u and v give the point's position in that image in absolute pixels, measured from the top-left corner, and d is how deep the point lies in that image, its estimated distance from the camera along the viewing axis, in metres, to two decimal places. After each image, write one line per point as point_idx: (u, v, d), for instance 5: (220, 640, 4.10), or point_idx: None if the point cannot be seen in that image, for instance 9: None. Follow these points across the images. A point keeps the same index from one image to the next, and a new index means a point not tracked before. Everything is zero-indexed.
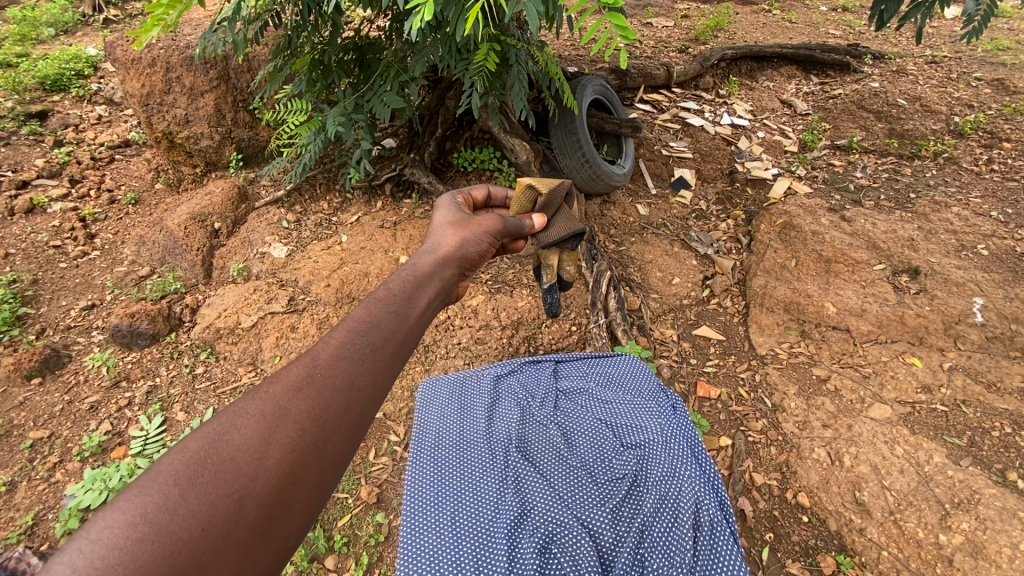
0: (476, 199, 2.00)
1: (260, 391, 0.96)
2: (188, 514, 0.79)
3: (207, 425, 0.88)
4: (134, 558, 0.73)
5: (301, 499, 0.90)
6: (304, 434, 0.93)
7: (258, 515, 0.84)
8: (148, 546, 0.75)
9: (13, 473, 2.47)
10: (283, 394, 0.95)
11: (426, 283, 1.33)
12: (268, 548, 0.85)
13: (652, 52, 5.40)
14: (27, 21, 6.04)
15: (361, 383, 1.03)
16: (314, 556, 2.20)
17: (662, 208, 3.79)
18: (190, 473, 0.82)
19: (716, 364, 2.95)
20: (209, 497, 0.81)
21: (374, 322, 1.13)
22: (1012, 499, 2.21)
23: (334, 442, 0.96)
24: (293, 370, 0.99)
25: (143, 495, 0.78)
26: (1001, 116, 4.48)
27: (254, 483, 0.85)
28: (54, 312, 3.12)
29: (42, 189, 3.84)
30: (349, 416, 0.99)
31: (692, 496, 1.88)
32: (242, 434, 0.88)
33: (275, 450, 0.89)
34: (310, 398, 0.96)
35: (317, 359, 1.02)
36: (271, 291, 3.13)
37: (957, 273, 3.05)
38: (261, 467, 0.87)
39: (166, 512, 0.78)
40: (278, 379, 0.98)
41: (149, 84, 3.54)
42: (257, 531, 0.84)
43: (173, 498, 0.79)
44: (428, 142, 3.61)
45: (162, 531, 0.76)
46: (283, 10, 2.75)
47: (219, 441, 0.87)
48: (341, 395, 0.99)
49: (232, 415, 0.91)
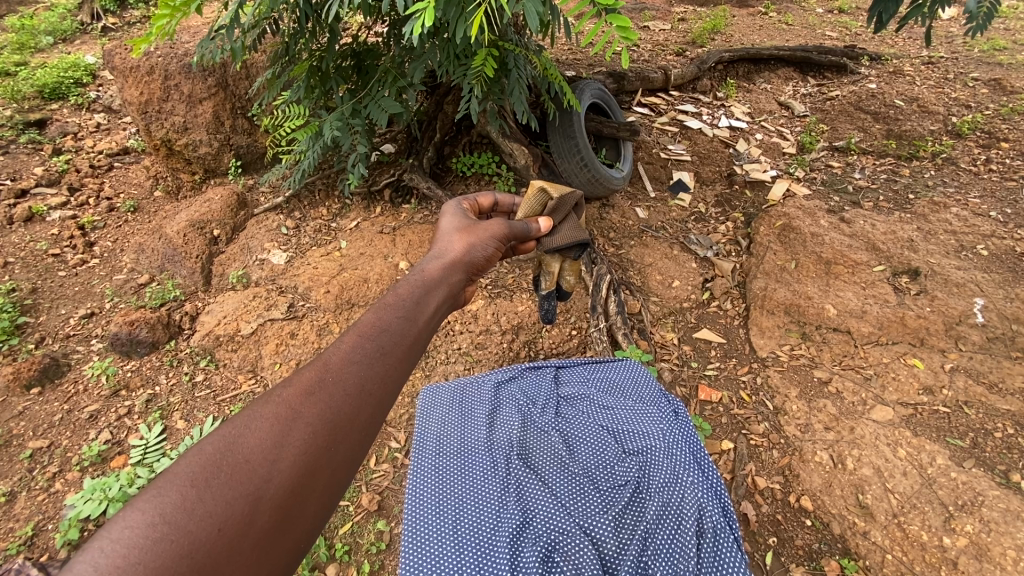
0: (481, 204, 1.99)
1: (274, 394, 0.95)
2: (205, 515, 0.78)
3: (222, 428, 0.88)
4: (154, 557, 0.72)
5: (315, 500, 0.89)
6: (316, 437, 0.92)
7: (272, 517, 0.83)
8: (166, 546, 0.74)
9: (13, 484, 2.46)
10: (297, 397, 0.94)
11: (434, 288, 1.32)
12: (280, 550, 0.84)
13: (649, 55, 5.41)
14: (26, 30, 6.05)
15: (372, 388, 1.02)
16: (315, 565, 2.19)
17: (661, 211, 3.79)
18: (206, 474, 0.82)
19: (717, 367, 2.94)
20: (225, 498, 0.80)
21: (383, 327, 1.12)
22: (1016, 501, 2.20)
23: (344, 445, 0.95)
24: (305, 374, 0.99)
25: (161, 496, 0.77)
26: (998, 116, 4.49)
27: (268, 485, 0.84)
28: (54, 321, 3.12)
29: (41, 198, 3.83)
30: (360, 419, 0.98)
31: (695, 502, 1.87)
32: (256, 437, 0.88)
33: (288, 452, 0.88)
34: (322, 401, 0.95)
35: (328, 362, 1.01)
36: (270, 298, 3.13)
37: (957, 274, 3.05)
38: (275, 469, 0.86)
39: (184, 513, 0.77)
40: (290, 382, 0.97)
41: (148, 91, 3.54)
42: (271, 533, 0.83)
43: (190, 499, 0.78)
44: (427, 148, 3.62)
45: (180, 531, 0.75)
46: (281, 17, 2.75)
47: (234, 443, 0.86)
48: (352, 399, 0.99)
49: (246, 418, 0.90)
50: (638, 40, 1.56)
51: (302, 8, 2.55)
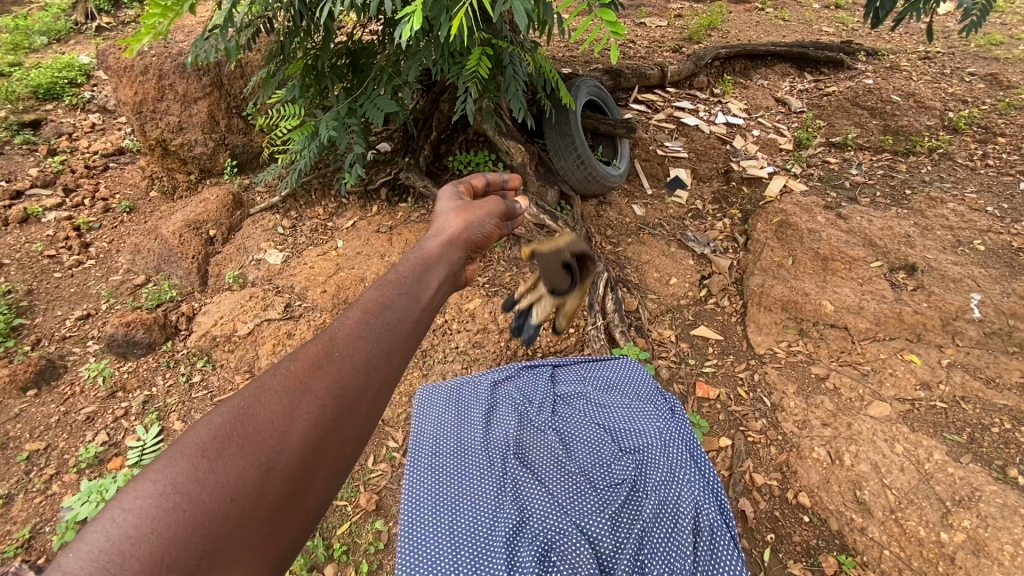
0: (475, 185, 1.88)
1: (281, 367, 0.92)
2: (217, 486, 0.77)
3: (231, 400, 0.86)
4: (167, 527, 0.72)
5: (326, 473, 0.86)
6: (325, 411, 0.88)
7: (283, 491, 0.81)
8: (179, 515, 0.73)
9: (9, 486, 2.45)
10: (304, 371, 0.90)
11: (439, 264, 1.28)
12: (291, 523, 0.82)
13: (645, 52, 5.39)
14: (20, 30, 6.02)
15: (381, 361, 0.97)
16: (313, 565, 2.19)
17: (658, 208, 3.79)
18: (217, 446, 0.80)
19: (715, 364, 2.94)
20: (236, 470, 0.79)
21: (390, 301, 1.07)
22: (1012, 496, 2.21)
23: (355, 419, 0.91)
24: (312, 347, 0.95)
25: (172, 467, 0.77)
26: (995, 111, 4.49)
27: (279, 457, 0.82)
28: (50, 322, 3.11)
29: (36, 199, 3.82)
30: (370, 393, 0.93)
31: (692, 500, 1.88)
32: (266, 410, 0.85)
33: (298, 425, 0.85)
34: (329, 375, 0.91)
35: (335, 337, 0.95)
36: (266, 298, 3.12)
37: (953, 270, 3.05)
38: (285, 442, 0.83)
39: (196, 484, 0.76)
40: (297, 355, 0.94)
41: (142, 91, 3.52)
42: (283, 506, 0.81)
43: (202, 469, 0.77)
44: (423, 146, 3.61)
45: (192, 502, 0.75)
46: (275, 17, 2.73)
47: (243, 415, 0.84)
48: (360, 373, 0.93)
49: (254, 390, 0.88)
50: (624, 38, 1.58)
51: (295, 7, 2.53)
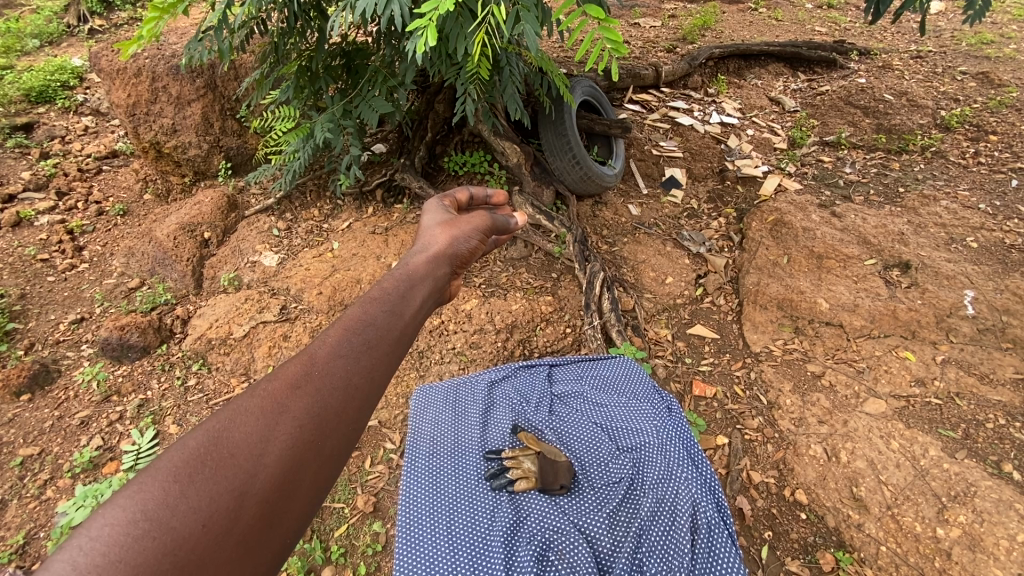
0: (460, 202, 1.88)
1: (260, 388, 0.92)
2: (189, 510, 0.76)
3: (208, 423, 0.86)
4: (134, 555, 0.71)
5: (300, 497, 0.86)
6: (303, 431, 0.89)
7: (258, 513, 0.80)
8: (148, 543, 0.72)
9: (3, 492, 2.44)
10: (282, 391, 0.91)
11: (420, 281, 1.29)
12: (264, 548, 0.81)
13: (640, 52, 5.41)
14: (12, 33, 5.98)
15: (359, 381, 0.99)
16: (311, 568, 2.18)
17: (654, 207, 3.79)
18: (191, 470, 0.80)
19: (711, 362, 2.95)
20: (210, 493, 0.78)
21: (369, 320, 1.08)
22: (1007, 491, 2.23)
23: (333, 440, 0.92)
24: (290, 368, 0.96)
25: (143, 492, 0.76)
26: (986, 109, 4.53)
27: (255, 478, 0.82)
28: (43, 326, 3.09)
29: (29, 203, 3.79)
30: (348, 413, 0.95)
31: (689, 499, 1.90)
32: (243, 431, 0.85)
33: (275, 446, 0.86)
34: (308, 396, 0.92)
35: (314, 356, 0.98)
36: (262, 300, 3.10)
37: (947, 267, 3.07)
38: (260, 464, 0.83)
39: (167, 509, 0.75)
40: (276, 376, 0.94)
41: (135, 94, 3.50)
42: (257, 529, 0.80)
43: (174, 494, 0.77)
44: (419, 147, 3.61)
45: (162, 528, 0.74)
46: (269, 18, 2.69)
47: (219, 438, 0.84)
48: (338, 392, 0.95)
49: (231, 412, 0.88)
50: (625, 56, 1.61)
51: (291, 8, 2.51)
